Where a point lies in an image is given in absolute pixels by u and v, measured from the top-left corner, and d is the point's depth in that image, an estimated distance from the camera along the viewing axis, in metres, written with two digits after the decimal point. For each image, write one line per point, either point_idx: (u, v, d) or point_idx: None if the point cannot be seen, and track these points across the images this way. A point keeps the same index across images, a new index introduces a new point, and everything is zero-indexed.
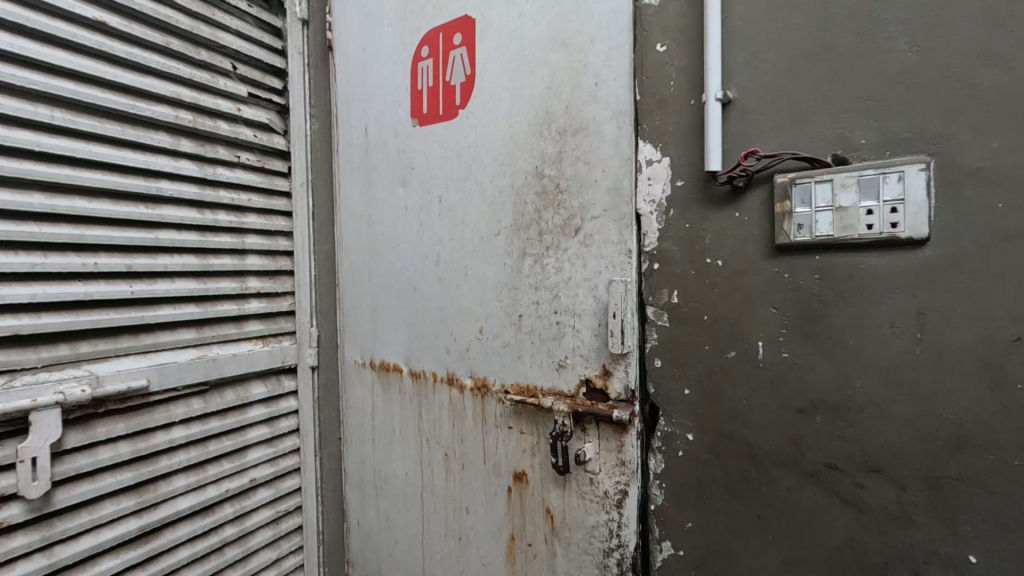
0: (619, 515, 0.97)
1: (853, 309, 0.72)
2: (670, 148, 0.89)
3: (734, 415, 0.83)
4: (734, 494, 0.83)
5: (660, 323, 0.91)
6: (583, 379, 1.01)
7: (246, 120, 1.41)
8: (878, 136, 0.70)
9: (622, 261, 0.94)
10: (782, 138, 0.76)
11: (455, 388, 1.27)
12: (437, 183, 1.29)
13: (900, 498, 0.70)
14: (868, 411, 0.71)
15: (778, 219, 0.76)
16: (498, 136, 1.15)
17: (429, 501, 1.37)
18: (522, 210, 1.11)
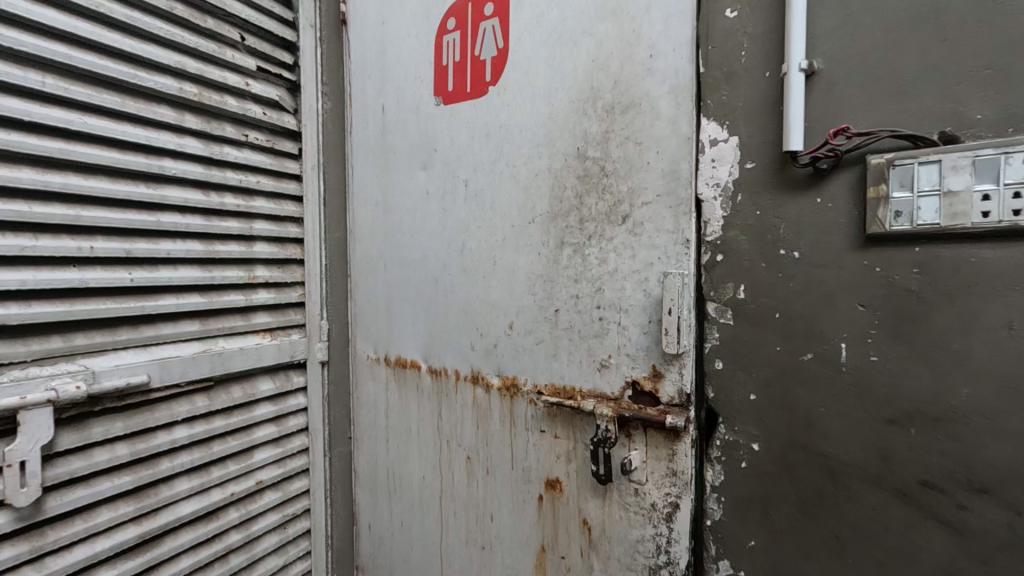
0: (668, 530, 0.89)
1: (960, 308, 0.64)
2: (738, 127, 0.80)
3: (810, 425, 0.74)
4: (806, 512, 0.75)
5: (722, 321, 0.83)
6: (629, 381, 0.93)
7: (255, 96, 1.31)
8: (999, 111, 0.61)
9: (678, 252, 0.86)
10: (878, 114, 0.68)
11: (480, 387, 1.19)
12: (463, 166, 1.20)
13: (1013, 523, 0.61)
14: (975, 424, 0.63)
15: (872, 205, 0.68)
16: (535, 115, 1.06)
17: (449, 507, 1.29)
18: (561, 195, 1.02)
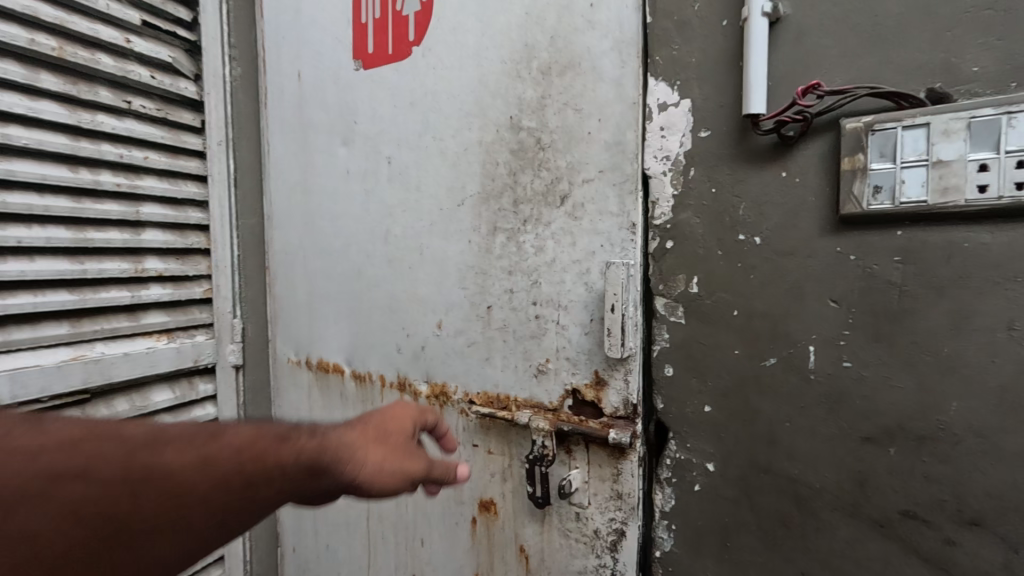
0: (613, 562, 0.77)
1: (949, 305, 0.53)
2: (691, 88, 0.67)
3: (773, 443, 0.63)
4: (770, 545, 0.64)
5: (673, 320, 0.70)
6: (569, 390, 0.80)
7: (140, 56, 1.10)
8: (999, 63, 0.50)
9: (623, 239, 0.73)
10: (854, 69, 0.56)
11: (408, 394, 1.03)
12: (386, 139, 1.03)
13: (1010, 563, 0.51)
14: (966, 444, 0.53)
15: (846, 180, 0.56)
16: (463, 79, 0.90)
17: (376, 530, 1.12)
18: (492, 172, 0.87)
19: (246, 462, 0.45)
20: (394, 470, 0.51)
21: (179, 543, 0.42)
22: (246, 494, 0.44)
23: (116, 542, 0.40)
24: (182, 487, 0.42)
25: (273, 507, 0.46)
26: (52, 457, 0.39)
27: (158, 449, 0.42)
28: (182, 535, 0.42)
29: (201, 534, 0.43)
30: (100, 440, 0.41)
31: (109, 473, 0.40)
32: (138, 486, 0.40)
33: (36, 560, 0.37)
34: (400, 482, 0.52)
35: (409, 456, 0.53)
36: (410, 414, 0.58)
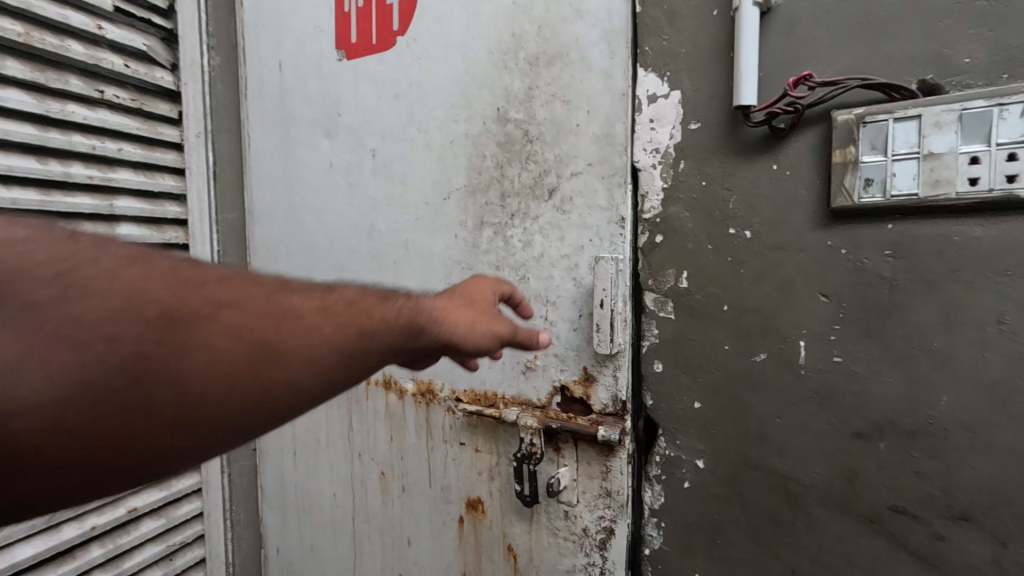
0: (602, 560, 0.76)
1: (940, 300, 0.53)
2: (681, 79, 0.66)
3: (763, 439, 0.62)
4: (759, 542, 0.63)
5: (662, 315, 0.69)
6: (558, 387, 0.78)
7: (114, 44, 1.06)
8: (991, 54, 0.49)
9: (612, 233, 0.72)
10: (845, 61, 0.55)
11: (393, 392, 1.00)
12: (371, 131, 1.00)
13: (998, 557, 0.51)
14: (956, 438, 0.53)
15: (838, 173, 0.55)
16: (449, 70, 0.88)
17: (362, 530, 1.09)
18: (479, 166, 0.85)
19: (359, 313, 0.42)
20: (490, 331, 0.50)
21: (312, 388, 0.38)
22: (366, 337, 0.41)
23: (256, 381, 0.36)
24: (302, 328, 0.38)
25: (394, 357, 0.43)
26: (175, 293, 0.35)
27: (272, 296, 0.39)
28: (315, 377, 0.38)
29: (332, 378, 0.39)
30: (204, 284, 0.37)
31: (237, 311, 0.36)
32: (267, 324, 0.37)
33: (179, 392, 0.33)
34: (495, 344, 0.51)
35: (499, 318, 0.52)
36: (494, 286, 0.56)
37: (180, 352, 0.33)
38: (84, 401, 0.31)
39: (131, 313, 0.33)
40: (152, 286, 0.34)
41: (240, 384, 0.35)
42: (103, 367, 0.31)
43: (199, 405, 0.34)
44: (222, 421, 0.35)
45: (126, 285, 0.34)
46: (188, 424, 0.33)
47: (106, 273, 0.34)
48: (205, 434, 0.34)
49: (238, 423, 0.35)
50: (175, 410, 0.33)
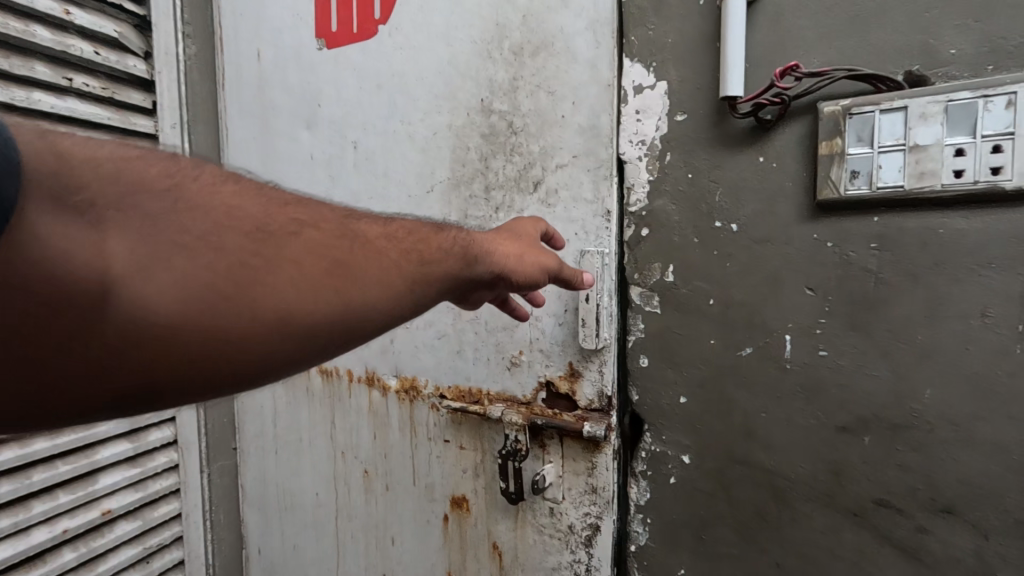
0: (588, 557, 0.75)
1: (925, 293, 0.52)
2: (668, 70, 0.65)
3: (749, 434, 0.62)
4: (745, 537, 0.63)
5: (648, 309, 0.68)
6: (543, 382, 0.77)
7: (83, 29, 1.01)
8: (976, 46, 0.49)
9: (598, 227, 0.71)
10: (832, 51, 0.55)
11: (376, 389, 0.98)
12: (353, 123, 0.98)
13: (980, 550, 0.52)
14: (940, 431, 0.53)
15: (824, 165, 0.55)
16: (432, 60, 0.86)
17: (346, 529, 1.07)
18: (463, 158, 0.83)
19: (420, 243, 0.46)
20: (536, 266, 0.54)
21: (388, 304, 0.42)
22: (431, 261, 0.45)
23: (341, 293, 0.39)
24: (378, 249, 0.42)
25: (452, 287, 0.47)
26: (269, 212, 0.39)
27: (349, 220, 0.43)
28: (390, 298, 0.42)
29: (405, 300, 0.43)
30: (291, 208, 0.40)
31: (319, 231, 0.40)
32: (349, 243, 0.41)
33: (281, 299, 0.37)
34: (541, 279, 0.55)
35: (544, 252, 0.57)
36: (537, 227, 0.61)
37: (285, 261, 0.37)
38: (206, 297, 0.34)
39: (236, 226, 0.37)
40: (251, 204, 0.38)
41: (330, 297, 0.39)
42: (221, 270, 0.35)
43: (297, 313, 0.37)
44: (316, 330, 0.38)
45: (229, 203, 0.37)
46: (288, 330, 0.37)
47: (209, 191, 0.37)
48: (301, 342, 0.38)
49: (328, 334, 0.39)
50: (277, 316, 0.37)
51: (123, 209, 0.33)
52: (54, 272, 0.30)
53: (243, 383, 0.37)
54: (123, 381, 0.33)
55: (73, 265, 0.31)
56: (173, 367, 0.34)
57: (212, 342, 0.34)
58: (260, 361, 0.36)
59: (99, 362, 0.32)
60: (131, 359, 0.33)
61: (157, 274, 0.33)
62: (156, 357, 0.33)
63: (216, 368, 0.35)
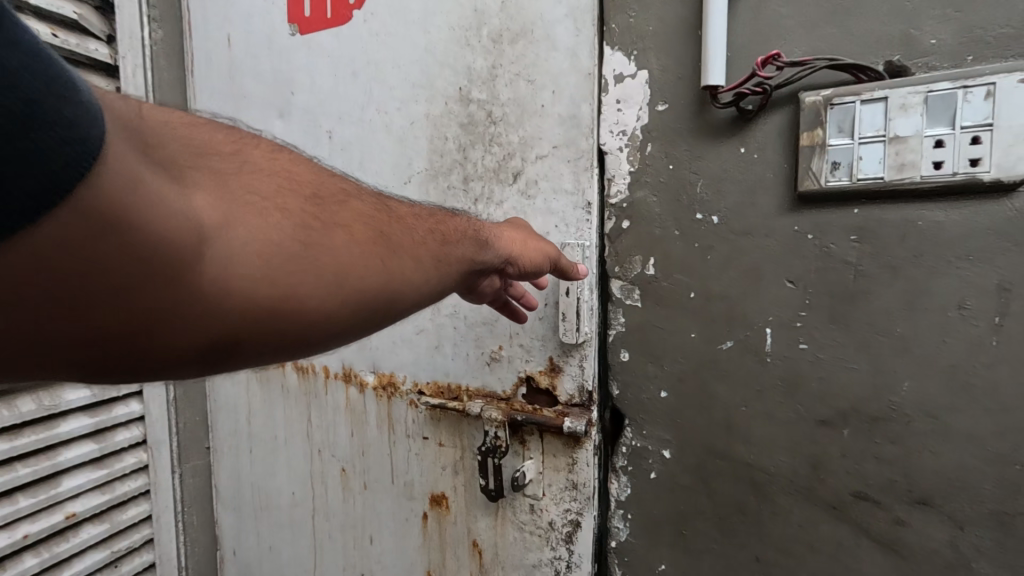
0: (568, 553, 0.75)
1: (904, 286, 0.52)
2: (649, 59, 0.64)
3: (730, 428, 0.61)
4: (725, 531, 0.63)
5: (629, 303, 0.67)
6: (523, 377, 0.76)
7: (38, 10, 0.95)
8: (956, 36, 0.49)
9: (578, 219, 0.69)
10: (814, 41, 0.54)
11: (353, 385, 0.96)
12: (326, 112, 0.94)
13: (955, 540, 0.52)
14: (917, 424, 0.53)
15: (805, 156, 0.54)
16: (408, 47, 0.83)
17: (323, 529, 1.05)
18: (441, 148, 0.81)
19: (443, 225, 0.50)
20: (541, 252, 0.60)
21: (424, 281, 0.45)
22: (456, 242, 0.49)
23: (386, 263, 0.41)
24: (413, 228, 0.46)
25: (473, 269, 0.51)
26: (321, 185, 0.42)
27: (384, 200, 0.46)
28: (428, 273, 0.45)
29: (439, 277, 0.46)
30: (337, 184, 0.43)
31: (363, 205, 0.43)
32: (390, 221, 0.44)
33: (344, 264, 0.39)
34: (545, 265, 0.60)
35: (545, 241, 0.63)
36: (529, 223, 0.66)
37: (339, 228, 0.40)
38: (276, 252, 0.35)
39: (297, 194, 0.39)
40: (306, 176, 0.41)
41: (381, 266, 0.41)
42: (293, 231, 0.37)
43: (356, 279, 0.39)
44: (370, 296, 0.41)
45: (282, 172, 0.40)
46: (348, 293, 0.39)
47: (263, 162, 0.40)
48: (355, 306, 0.40)
49: (379, 303, 0.41)
50: (339, 279, 0.38)
51: (195, 171, 0.35)
52: (156, 216, 0.30)
53: (300, 345, 0.39)
54: (203, 332, 0.33)
55: (172, 212, 0.31)
56: (249, 321, 0.35)
57: (286, 299, 0.36)
58: (322, 321, 0.38)
59: (184, 312, 0.32)
60: (214, 309, 0.33)
61: (240, 229, 0.34)
62: (237, 309, 0.34)
63: (284, 325, 0.36)
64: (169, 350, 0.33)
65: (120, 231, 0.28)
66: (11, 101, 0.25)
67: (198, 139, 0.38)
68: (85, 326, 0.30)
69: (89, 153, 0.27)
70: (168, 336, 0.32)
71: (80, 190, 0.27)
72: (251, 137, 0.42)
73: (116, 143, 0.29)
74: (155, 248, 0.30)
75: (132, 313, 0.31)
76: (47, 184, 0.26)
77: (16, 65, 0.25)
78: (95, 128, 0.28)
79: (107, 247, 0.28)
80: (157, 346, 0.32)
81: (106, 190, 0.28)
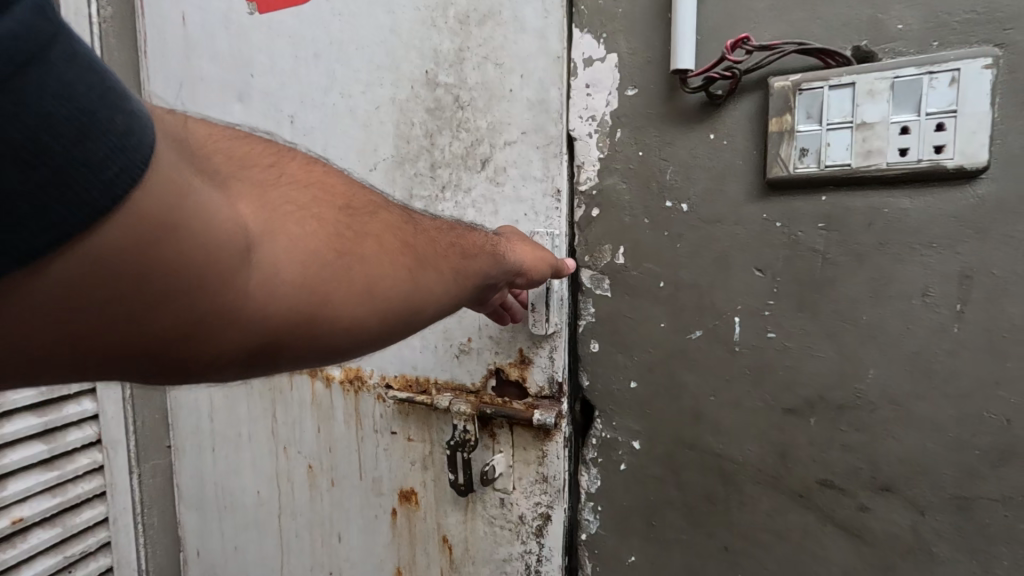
0: (538, 547, 0.73)
1: (869, 273, 0.52)
2: (619, 42, 0.62)
3: (699, 418, 0.61)
4: (694, 522, 0.63)
5: (599, 293, 0.66)
6: (492, 369, 0.74)
7: None
8: (922, 21, 0.48)
9: (548, 207, 0.68)
10: (782, 25, 0.53)
11: (318, 380, 0.92)
12: (288, 96, 0.89)
13: (916, 525, 0.53)
14: (882, 411, 0.53)
15: (774, 142, 0.53)
16: (372, 27, 0.79)
17: (289, 528, 1.01)
18: (407, 134, 0.78)
19: (463, 237, 0.50)
20: (543, 259, 0.59)
21: (446, 291, 0.45)
22: (475, 254, 0.50)
23: (412, 274, 0.42)
24: (435, 239, 0.46)
25: (491, 279, 0.51)
26: (353, 196, 0.42)
27: (408, 214, 0.47)
28: (449, 286, 0.45)
29: (460, 290, 0.47)
30: (366, 194, 0.44)
31: (391, 216, 0.44)
32: (414, 232, 0.44)
33: (373, 275, 0.39)
34: (547, 273, 0.59)
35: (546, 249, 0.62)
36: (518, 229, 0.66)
37: (369, 238, 0.40)
38: (313, 259, 0.36)
39: (331, 204, 0.40)
40: (338, 187, 0.42)
41: (407, 278, 0.41)
42: (327, 241, 0.37)
43: (384, 290, 0.40)
44: (396, 308, 0.41)
45: (315, 180, 0.41)
46: (375, 304, 0.39)
47: (294, 171, 0.41)
48: (383, 315, 0.40)
49: (404, 314, 0.41)
50: (371, 288, 0.39)
51: (233, 182, 0.36)
52: (204, 223, 0.31)
53: (325, 354, 0.39)
54: (237, 338, 0.34)
55: (217, 221, 0.31)
56: (281, 329, 0.35)
57: (320, 306, 0.36)
58: (350, 331, 0.38)
59: (223, 316, 0.32)
60: (251, 315, 0.33)
61: (282, 236, 0.35)
62: (274, 315, 0.34)
63: (314, 333, 0.37)
64: (205, 355, 0.33)
65: (172, 235, 0.29)
66: (69, 110, 0.26)
67: (234, 153, 0.39)
68: (131, 328, 0.30)
69: (141, 160, 0.28)
70: (206, 341, 0.33)
71: (132, 194, 0.28)
72: (285, 149, 0.43)
73: (162, 148, 0.31)
74: (203, 252, 0.31)
75: (175, 317, 0.31)
76: (100, 190, 0.27)
77: (74, 77, 0.26)
78: (146, 137, 0.29)
79: (159, 252, 0.29)
80: (195, 351, 0.33)
81: (153, 196, 0.29)
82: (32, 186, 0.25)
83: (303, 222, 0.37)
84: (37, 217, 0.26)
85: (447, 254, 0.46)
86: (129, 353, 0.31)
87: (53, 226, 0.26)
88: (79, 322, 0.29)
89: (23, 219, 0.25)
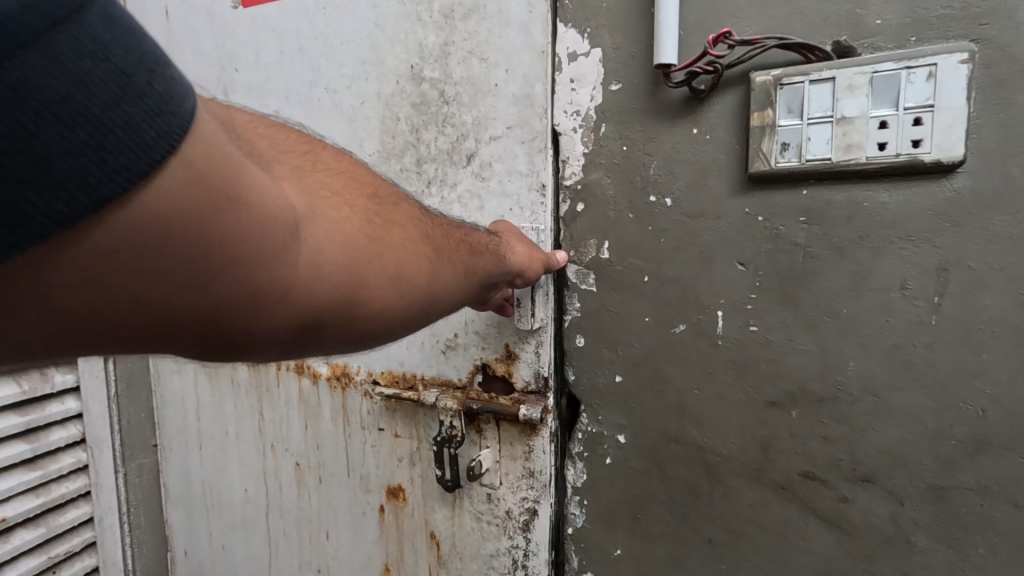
0: (525, 542, 0.74)
1: (849, 267, 0.53)
2: (603, 36, 0.62)
3: (683, 412, 0.61)
4: (678, 515, 0.63)
5: (584, 288, 0.66)
6: (478, 365, 0.74)
7: None
8: (901, 16, 0.49)
9: (533, 203, 0.67)
10: (764, 20, 0.53)
11: (305, 377, 0.92)
12: (272, 90, 0.89)
13: (895, 515, 0.53)
14: (862, 403, 0.53)
15: (755, 136, 0.54)
16: (357, 21, 0.78)
17: (277, 525, 1.01)
18: (392, 129, 0.78)
19: (474, 232, 0.53)
20: (539, 259, 0.61)
21: (463, 283, 0.47)
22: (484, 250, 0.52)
23: (435, 265, 0.44)
24: (451, 233, 0.48)
25: (497, 275, 0.53)
26: (379, 186, 0.44)
27: (428, 208, 0.49)
28: (465, 278, 0.47)
29: (474, 283, 0.49)
30: (390, 186, 0.45)
31: (413, 209, 0.45)
32: (433, 225, 0.46)
33: (401, 263, 0.41)
34: (542, 272, 0.62)
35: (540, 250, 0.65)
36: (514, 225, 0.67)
37: (397, 229, 0.42)
38: (350, 246, 0.37)
39: (361, 194, 0.41)
40: (367, 177, 0.43)
41: (431, 268, 0.43)
42: (362, 229, 0.39)
43: (411, 279, 0.41)
44: (421, 296, 0.42)
45: (344, 170, 0.42)
46: (403, 291, 0.41)
47: (324, 160, 0.42)
48: (409, 303, 0.42)
49: (426, 303, 0.43)
50: (400, 276, 0.40)
51: (273, 165, 0.37)
52: (257, 203, 0.32)
53: (350, 338, 0.40)
54: (277, 318, 0.34)
55: (267, 202, 0.32)
56: (317, 312, 0.36)
57: (355, 292, 0.38)
58: (379, 317, 0.40)
59: (267, 296, 0.33)
60: (292, 293, 0.34)
61: (321, 222, 0.36)
62: (311, 294, 0.35)
63: (343, 316, 0.38)
64: (239, 331, 0.34)
65: (226, 211, 0.30)
66: (104, 71, 0.26)
67: (267, 136, 0.40)
68: (173, 299, 0.31)
69: (179, 125, 0.29)
70: (243, 316, 0.33)
71: (167, 161, 0.28)
72: (315, 137, 0.44)
73: (205, 122, 0.31)
74: (255, 227, 0.31)
75: (218, 290, 0.32)
76: (136, 154, 0.27)
77: (110, 38, 0.27)
78: (184, 103, 0.29)
79: (214, 225, 0.30)
80: (234, 330, 0.34)
81: (196, 166, 0.29)
82: (70, 145, 0.26)
83: (340, 210, 0.38)
84: (76, 176, 0.26)
85: (462, 247, 0.48)
86: (169, 327, 0.32)
87: (90, 189, 0.26)
88: (123, 288, 0.29)
89: (62, 177, 0.26)
